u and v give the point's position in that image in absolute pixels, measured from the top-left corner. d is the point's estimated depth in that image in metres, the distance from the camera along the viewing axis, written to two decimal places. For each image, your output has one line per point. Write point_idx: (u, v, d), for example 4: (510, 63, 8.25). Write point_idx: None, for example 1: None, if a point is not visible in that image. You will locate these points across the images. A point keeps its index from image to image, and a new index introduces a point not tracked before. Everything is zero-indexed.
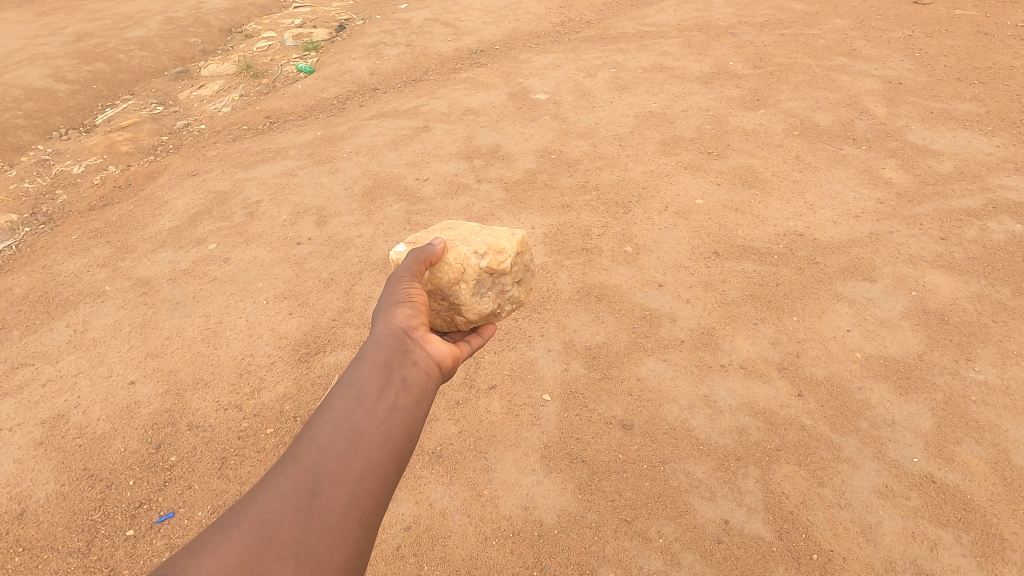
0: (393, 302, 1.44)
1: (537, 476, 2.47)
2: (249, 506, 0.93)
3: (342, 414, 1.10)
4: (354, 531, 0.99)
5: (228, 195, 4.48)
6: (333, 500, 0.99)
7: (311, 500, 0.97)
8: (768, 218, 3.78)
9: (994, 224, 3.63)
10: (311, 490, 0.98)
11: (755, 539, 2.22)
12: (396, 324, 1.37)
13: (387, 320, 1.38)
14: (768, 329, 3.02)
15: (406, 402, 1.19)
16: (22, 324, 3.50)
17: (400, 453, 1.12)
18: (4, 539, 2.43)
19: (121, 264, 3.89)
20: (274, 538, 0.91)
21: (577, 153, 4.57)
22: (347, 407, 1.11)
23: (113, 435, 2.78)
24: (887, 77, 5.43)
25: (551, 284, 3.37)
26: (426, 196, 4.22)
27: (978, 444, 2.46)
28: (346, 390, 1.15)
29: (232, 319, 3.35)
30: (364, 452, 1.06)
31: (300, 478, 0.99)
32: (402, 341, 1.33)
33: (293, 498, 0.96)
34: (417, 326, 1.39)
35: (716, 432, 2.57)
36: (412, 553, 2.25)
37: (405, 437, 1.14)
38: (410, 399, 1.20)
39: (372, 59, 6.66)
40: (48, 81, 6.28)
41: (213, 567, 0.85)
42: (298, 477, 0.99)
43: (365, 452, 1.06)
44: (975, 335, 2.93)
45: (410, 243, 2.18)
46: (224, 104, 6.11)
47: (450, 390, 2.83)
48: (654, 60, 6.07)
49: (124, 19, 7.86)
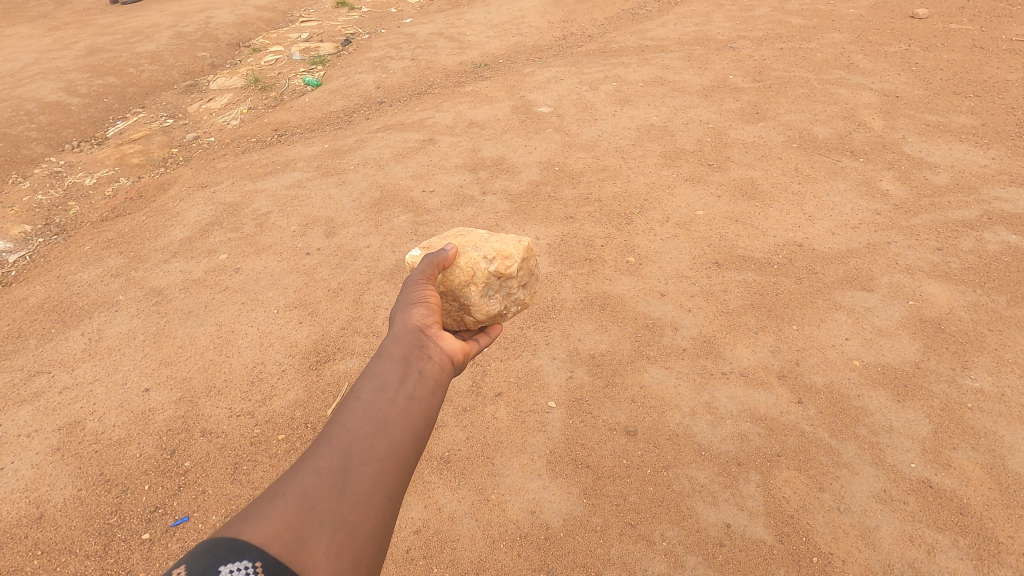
0: (408, 302, 1.51)
1: (543, 480, 2.53)
2: (290, 481, 1.00)
3: (367, 402, 1.15)
4: (382, 505, 1.05)
5: (238, 206, 4.57)
6: (363, 476, 1.05)
7: (343, 476, 1.03)
8: (767, 229, 3.86)
9: (989, 234, 3.70)
10: (343, 466, 1.04)
11: (757, 542, 2.27)
12: (412, 322, 1.43)
13: (404, 318, 1.44)
14: (768, 337, 3.09)
15: (424, 391, 1.24)
16: (38, 333, 3.58)
17: (420, 439, 1.18)
18: (23, 542, 2.48)
19: (134, 274, 3.97)
20: (312, 508, 0.97)
21: (581, 165, 4.66)
22: (371, 396, 1.17)
23: (129, 441, 2.84)
24: (884, 90, 5.53)
25: (556, 293, 3.44)
26: (432, 207, 4.31)
27: (974, 450, 2.52)
28: (369, 380, 1.20)
29: (244, 328, 3.42)
30: (389, 435, 1.12)
31: (333, 457, 1.05)
32: (418, 337, 1.38)
33: (328, 473, 1.02)
34: (431, 324, 1.45)
35: (717, 438, 2.64)
36: (422, 556, 2.31)
37: (425, 423, 1.20)
38: (428, 389, 1.25)
39: (378, 72, 6.79)
40: (61, 95, 6.42)
41: (263, 529, 0.91)
42: (331, 456, 1.05)
43: (390, 435, 1.12)
44: (971, 344, 2.99)
45: (423, 248, 2.26)
46: (233, 116, 6.23)
47: (457, 397, 2.90)
48: (655, 74, 6.18)
49: (134, 33, 8.02)
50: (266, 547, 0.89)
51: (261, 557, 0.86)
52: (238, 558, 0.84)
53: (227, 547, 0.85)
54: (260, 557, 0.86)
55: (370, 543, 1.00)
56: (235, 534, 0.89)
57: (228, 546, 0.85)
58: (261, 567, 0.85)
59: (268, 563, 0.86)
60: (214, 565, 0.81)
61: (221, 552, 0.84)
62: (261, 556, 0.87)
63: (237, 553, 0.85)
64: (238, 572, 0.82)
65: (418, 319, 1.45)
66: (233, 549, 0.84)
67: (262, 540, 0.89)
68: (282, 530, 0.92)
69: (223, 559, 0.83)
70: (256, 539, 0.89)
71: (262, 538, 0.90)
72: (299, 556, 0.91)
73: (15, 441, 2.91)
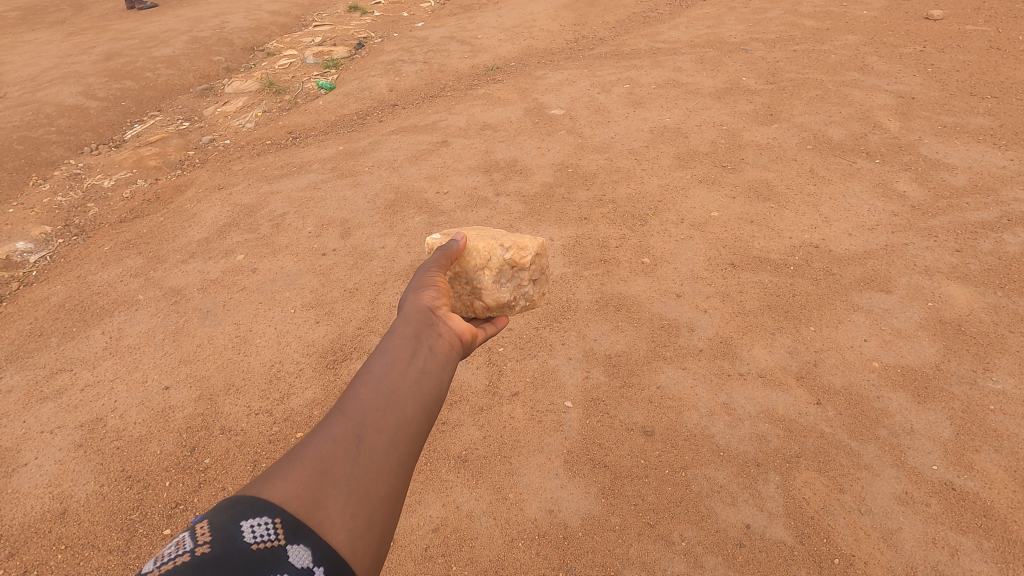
0: (420, 285, 1.52)
1: (560, 480, 2.53)
2: (308, 446, 1.00)
3: (379, 375, 1.15)
4: (395, 471, 1.05)
5: (255, 208, 4.61)
6: (376, 444, 1.05)
7: (358, 442, 1.03)
8: (783, 230, 3.85)
9: (1009, 236, 3.66)
10: (357, 433, 1.04)
11: (777, 543, 2.26)
12: (422, 302, 1.44)
13: (415, 299, 1.45)
14: (785, 338, 3.07)
15: (433, 367, 1.25)
16: (60, 331, 3.63)
17: (430, 412, 1.18)
18: (47, 537, 2.51)
19: (153, 274, 4.02)
20: (329, 471, 0.97)
21: (594, 167, 4.67)
22: (384, 370, 1.17)
23: (149, 438, 2.88)
24: (900, 92, 5.50)
25: (570, 294, 3.45)
26: (447, 209, 4.33)
27: (997, 452, 2.49)
28: (381, 355, 1.21)
29: (261, 327, 3.45)
30: (400, 407, 1.12)
31: (348, 425, 1.05)
32: (428, 316, 1.39)
33: (343, 439, 1.03)
34: (440, 305, 1.46)
35: (736, 438, 2.63)
36: (440, 554, 2.32)
37: (435, 397, 1.20)
38: (437, 364, 1.26)
39: (391, 76, 6.83)
40: (81, 98, 6.53)
41: (283, 488, 0.91)
42: (344, 423, 1.05)
43: (403, 407, 1.13)
44: (993, 346, 2.96)
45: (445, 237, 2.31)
46: (248, 120, 6.27)
47: (474, 397, 2.92)
48: (668, 76, 6.18)
49: (151, 38, 8.12)
50: (286, 505, 0.88)
51: (281, 514, 0.87)
52: (259, 514, 0.84)
53: (248, 503, 0.86)
54: (280, 513, 0.87)
55: (384, 505, 1.00)
56: (255, 491, 0.89)
57: (248, 503, 0.86)
58: (281, 523, 0.86)
59: (287, 519, 0.87)
60: (235, 520, 0.82)
61: (241, 508, 0.84)
62: (280, 513, 0.87)
63: (258, 509, 0.85)
64: (258, 528, 0.83)
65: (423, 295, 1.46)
66: (253, 505, 0.85)
67: (281, 499, 0.89)
68: (299, 490, 0.91)
69: (244, 515, 0.83)
70: (276, 498, 0.89)
71: (282, 497, 0.89)
72: (317, 514, 0.91)
73: (38, 437, 2.95)
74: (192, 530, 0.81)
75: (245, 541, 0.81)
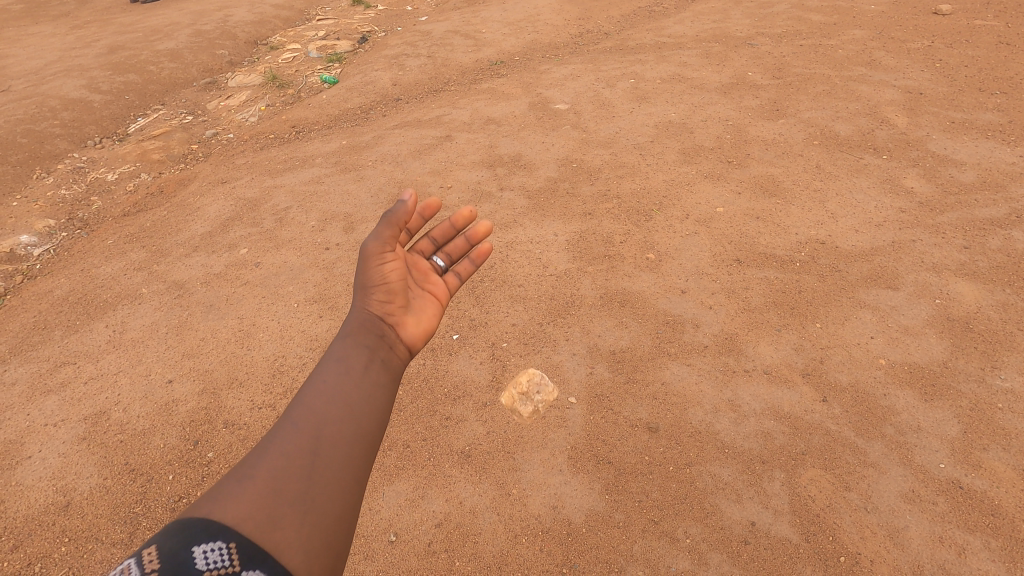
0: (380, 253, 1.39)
1: (564, 476, 2.52)
2: (261, 463, 1.03)
3: (333, 385, 1.17)
4: (351, 487, 1.08)
5: (258, 202, 4.60)
6: (330, 458, 1.08)
7: (312, 458, 1.06)
8: (789, 226, 3.82)
9: (1018, 233, 3.63)
10: (313, 449, 1.07)
11: (782, 541, 2.25)
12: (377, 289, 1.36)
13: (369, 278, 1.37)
14: (791, 335, 3.05)
15: (388, 374, 1.26)
16: (63, 324, 3.63)
17: (385, 421, 1.20)
18: (51, 530, 2.51)
19: (156, 268, 4.02)
20: (284, 486, 1.01)
21: (598, 162, 4.64)
22: (337, 380, 1.19)
23: (153, 431, 2.87)
24: (908, 88, 5.45)
25: (574, 289, 3.43)
26: (451, 204, 4.31)
27: (1005, 450, 2.47)
28: (335, 363, 1.22)
29: (264, 322, 3.45)
30: (355, 419, 1.15)
31: (301, 439, 1.08)
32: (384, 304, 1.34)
33: (297, 454, 1.06)
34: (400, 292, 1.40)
35: (741, 435, 2.61)
36: (444, 549, 2.31)
37: (389, 406, 1.22)
38: (391, 371, 1.27)
39: (394, 70, 6.80)
40: (84, 92, 6.51)
41: (236, 511, 0.94)
42: (299, 437, 1.08)
43: (357, 420, 1.15)
44: (1001, 344, 2.93)
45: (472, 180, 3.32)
46: (252, 114, 6.25)
47: (477, 392, 2.91)
48: (673, 71, 6.14)
49: (154, 31, 8.10)
50: (239, 526, 0.92)
51: (235, 538, 0.89)
52: (211, 539, 0.87)
53: (201, 527, 0.88)
54: (234, 537, 0.89)
55: (340, 520, 1.03)
56: (207, 514, 0.92)
57: (201, 526, 0.89)
58: (235, 547, 0.88)
59: (241, 543, 0.89)
60: (186, 544, 0.85)
61: (193, 533, 0.87)
62: (234, 536, 0.90)
63: (211, 534, 0.88)
64: (211, 553, 0.86)
65: (379, 280, 1.34)
66: (206, 530, 0.88)
67: (234, 520, 0.92)
68: (252, 511, 0.95)
69: (195, 539, 0.86)
70: (229, 519, 0.92)
71: (235, 518, 0.93)
72: (272, 534, 0.94)
73: (42, 430, 2.95)
74: (140, 556, 0.83)
75: (198, 566, 0.83)
